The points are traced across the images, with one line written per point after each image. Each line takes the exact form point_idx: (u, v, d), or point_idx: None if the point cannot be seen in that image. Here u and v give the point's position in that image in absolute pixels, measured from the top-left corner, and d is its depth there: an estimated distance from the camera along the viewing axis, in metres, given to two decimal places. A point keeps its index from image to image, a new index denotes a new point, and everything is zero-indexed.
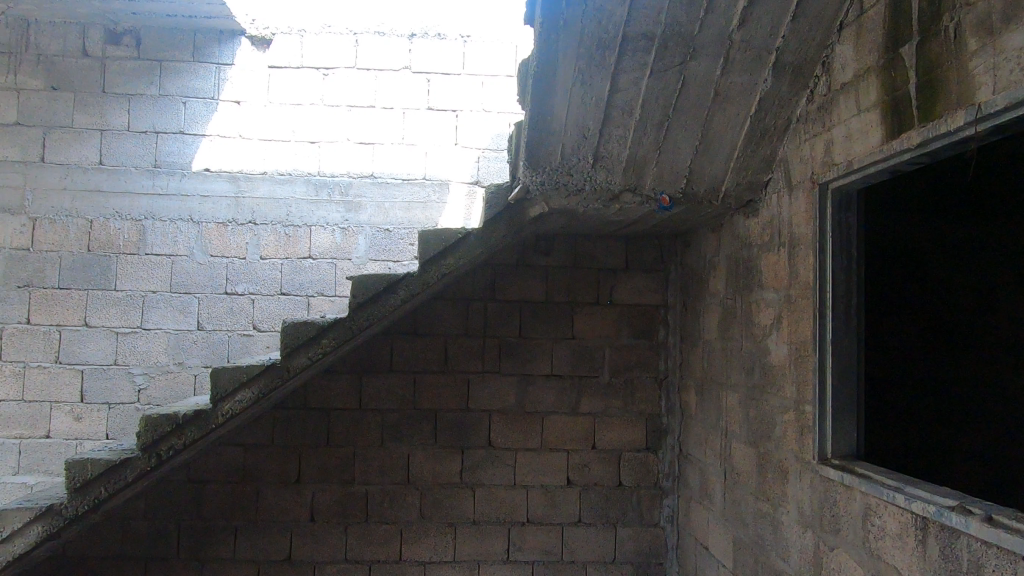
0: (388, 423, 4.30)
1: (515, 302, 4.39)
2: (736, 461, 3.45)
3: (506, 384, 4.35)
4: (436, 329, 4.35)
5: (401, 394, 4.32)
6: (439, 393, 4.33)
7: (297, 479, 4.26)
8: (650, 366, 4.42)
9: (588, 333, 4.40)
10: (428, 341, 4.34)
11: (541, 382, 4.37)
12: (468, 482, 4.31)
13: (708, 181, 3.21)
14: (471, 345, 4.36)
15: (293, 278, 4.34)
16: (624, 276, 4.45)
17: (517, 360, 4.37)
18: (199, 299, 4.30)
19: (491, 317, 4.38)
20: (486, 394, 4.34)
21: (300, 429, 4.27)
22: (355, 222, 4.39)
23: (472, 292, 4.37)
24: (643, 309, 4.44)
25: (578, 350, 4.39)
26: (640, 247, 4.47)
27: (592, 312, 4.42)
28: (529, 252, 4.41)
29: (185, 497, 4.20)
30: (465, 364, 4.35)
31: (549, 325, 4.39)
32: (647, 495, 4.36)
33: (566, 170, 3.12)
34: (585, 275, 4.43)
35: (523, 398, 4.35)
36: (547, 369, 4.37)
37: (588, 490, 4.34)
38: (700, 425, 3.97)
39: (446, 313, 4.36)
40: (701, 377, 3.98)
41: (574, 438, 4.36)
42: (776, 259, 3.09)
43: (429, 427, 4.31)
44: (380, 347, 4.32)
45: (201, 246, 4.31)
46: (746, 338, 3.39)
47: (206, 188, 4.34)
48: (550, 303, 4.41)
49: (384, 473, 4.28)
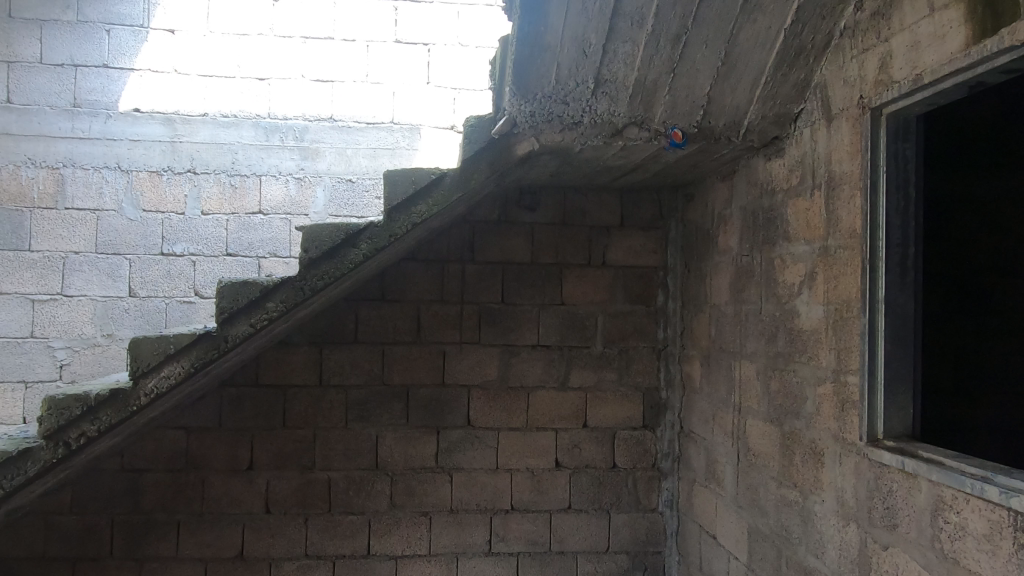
0: (353, 401, 3.79)
1: (497, 263, 3.88)
2: (754, 440, 3.02)
3: (487, 357, 3.86)
4: (406, 295, 3.83)
5: (368, 368, 3.80)
6: (411, 367, 3.82)
7: (249, 466, 3.73)
8: (649, 334, 3.95)
9: (580, 298, 3.92)
10: (399, 308, 3.82)
11: (527, 354, 3.88)
12: (444, 465, 3.83)
13: (728, 113, 2.71)
14: (447, 312, 3.85)
15: (240, 237, 3.76)
16: (620, 233, 3.96)
17: (499, 329, 3.87)
18: (131, 261, 3.71)
19: (469, 281, 3.86)
20: (463, 367, 3.85)
21: (252, 409, 3.74)
22: (312, 172, 3.81)
23: (448, 252, 3.85)
24: (641, 271, 3.96)
25: (567, 318, 3.91)
26: (638, 201, 3.97)
27: (583, 275, 3.93)
28: (512, 207, 3.89)
29: (119, 489, 3.66)
30: (440, 334, 3.84)
31: (535, 289, 3.89)
32: (645, 477, 3.93)
33: (561, 96, 2.60)
34: (575, 233, 3.93)
35: (506, 372, 3.87)
36: (533, 339, 3.88)
37: (580, 474, 3.89)
38: (707, 399, 3.53)
39: (417, 277, 3.83)
40: (708, 345, 3.53)
41: (563, 416, 3.89)
42: (808, 205, 2.62)
43: (400, 405, 3.81)
44: (343, 315, 3.78)
45: (132, 199, 3.71)
46: (768, 299, 2.92)
47: (136, 132, 3.72)
48: (535, 265, 3.90)
49: (349, 457, 3.78)
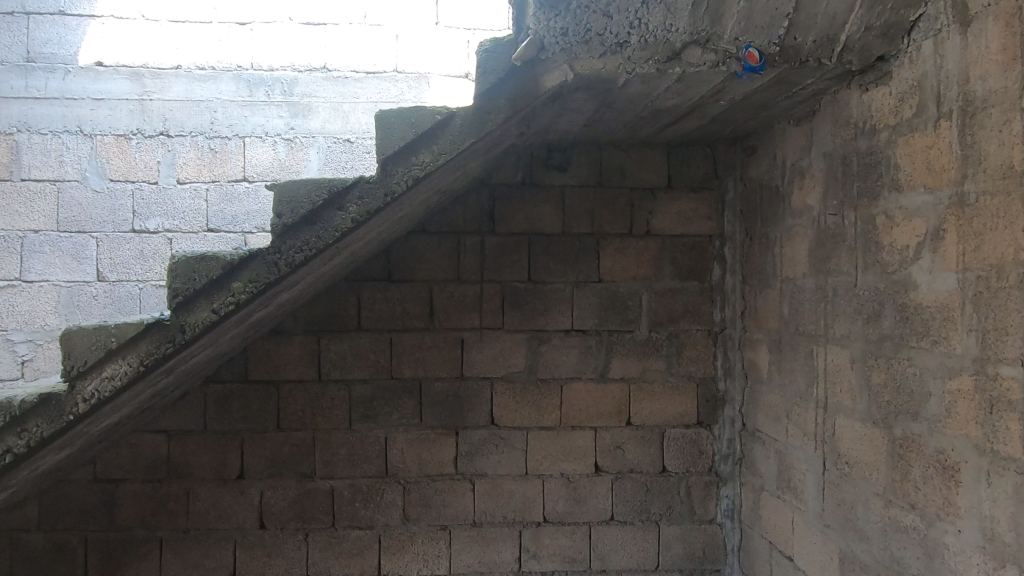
0: (357, 398, 3.26)
1: (521, 235, 3.30)
2: (846, 446, 2.42)
3: (511, 345, 3.29)
4: (416, 273, 3.27)
5: (373, 360, 3.26)
6: (423, 359, 3.27)
7: (239, 475, 3.23)
8: (703, 315, 3.35)
9: (620, 274, 3.32)
10: (408, 289, 3.27)
11: (558, 341, 3.31)
12: (465, 472, 3.29)
13: (819, 27, 2.08)
14: (463, 293, 3.28)
15: (222, 209, 3.23)
16: (667, 196, 3.35)
17: (525, 312, 3.29)
18: (98, 239, 3.20)
19: (488, 256, 3.29)
20: (484, 357, 3.29)
21: (242, 409, 3.23)
22: (303, 133, 3.26)
23: (464, 222, 3.28)
24: (692, 241, 3.35)
25: (605, 298, 3.32)
26: (688, 158, 3.35)
27: (623, 247, 3.33)
28: (539, 168, 3.30)
29: (92, 502, 3.18)
30: (455, 319, 3.28)
31: (567, 264, 3.31)
32: (700, 483, 3.35)
33: (602, 7, 1.97)
34: (614, 197, 3.33)
35: (535, 362, 3.30)
36: (565, 322, 3.31)
37: (623, 480, 3.32)
38: (778, 393, 2.93)
39: (428, 252, 3.27)
40: (780, 327, 2.92)
41: (602, 413, 3.32)
42: (930, 143, 1.99)
43: (412, 402, 3.27)
44: (343, 299, 3.25)
45: (97, 168, 3.19)
46: (867, 268, 2.30)
47: (100, 89, 3.20)
48: (567, 236, 3.31)
49: (355, 464, 3.26)
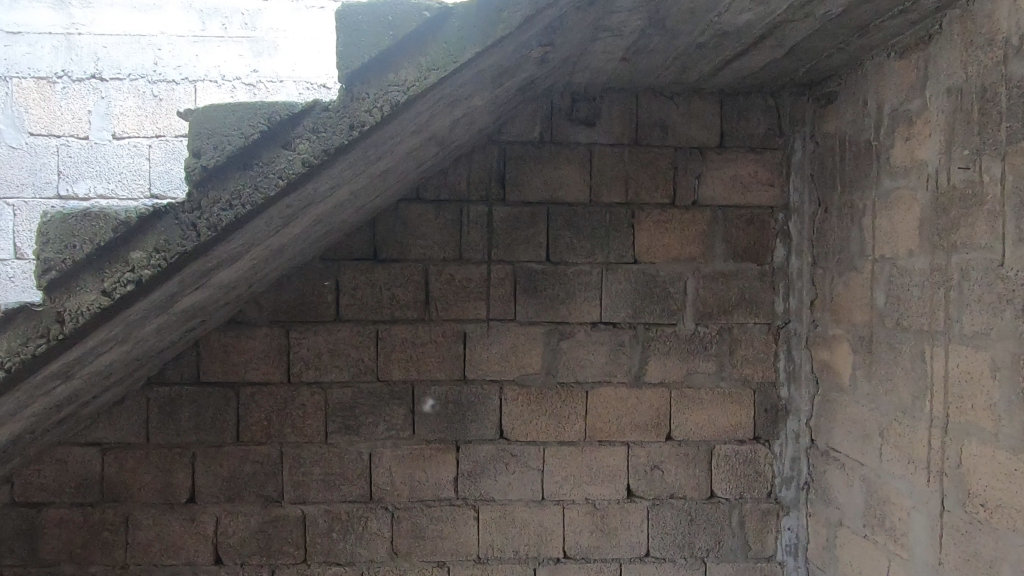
0: (335, 406, 2.64)
1: (538, 204, 2.67)
2: (980, 483, 1.79)
3: (524, 341, 2.67)
4: (407, 251, 2.64)
5: (354, 357, 2.64)
6: (416, 357, 2.65)
7: (189, 498, 2.63)
8: (762, 306, 2.71)
9: (659, 254, 2.69)
10: (398, 271, 2.64)
11: (582, 336, 2.68)
12: (467, 496, 2.68)
13: None
14: (466, 275, 2.66)
15: (168, 171, 2.62)
16: (719, 158, 2.71)
17: (542, 299, 2.67)
18: (14, 207, 2.59)
19: (497, 230, 2.66)
20: (491, 356, 2.67)
21: (193, 418, 2.61)
22: (268, 77, 2.64)
23: (468, 188, 2.65)
24: (750, 213, 2.71)
25: (641, 284, 2.68)
26: (746, 110, 2.70)
27: (665, 220, 2.69)
28: (561, 120, 2.66)
29: (9, 531, 2.58)
30: (456, 308, 2.65)
31: (595, 242, 2.67)
32: (756, 513, 2.71)
33: None
34: (653, 158, 2.68)
35: (555, 362, 2.68)
36: (590, 313, 2.68)
37: (662, 508, 2.70)
38: (866, 405, 2.30)
39: (424, 225, 2.64)
40: (870, 321, 2.29)
41: (637, 425, 2.69)
42: None
43: (402, 410, 2.66)
44: (318, 282, 2.63)
45: (12, 118, 2.57)
46: (1020, 241, 1.66)
47: (16, 21, 2.56)
48: (595, 207, 2.68)
49: (332, 486, 2.65)
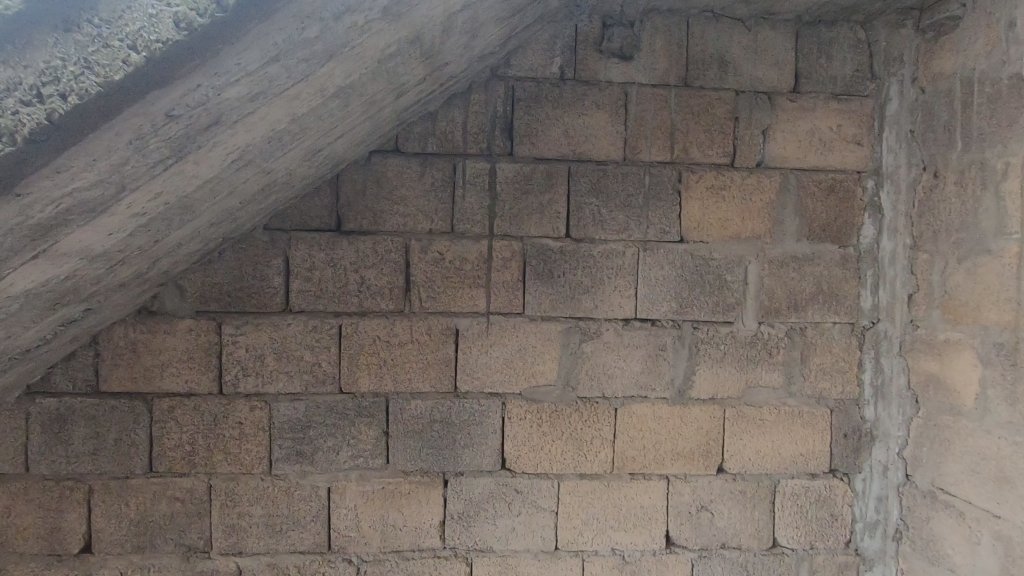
0: (283, 426, 1.99)
1: (556, 162, 2.02)
2: None
3: (534, 343, 2.03)
4: (381, 220, 1.99)
5: (309, 361, 1.99)
6: (392, 362, 2.00)
7: (84, 548, 1.96)
8: (844, 300, 2.08)
9: (713, 231, 2.06)
10: (369, 247, 1.99)
11: (611, 337, 2.04)
12: (457, 545, 2.04)
13: None
14: (459, 255, 2.01)
15: None
16: (793, 106, 2.07)
17: (559, 288, 2.02)
18: None
19: (500, 196, 2.01)
20: (491, 362, 2.02)
21: (89, 439, 1.94)
22: None
23: (464, 138, 2.00)
24: (830, 179, 2.08)
25: (688, 271, 2.05)
26: (829, 45, 2.07)
27: (720, 187, 2.06)
28: (588, 51, 2.01)
29: None
30: (446, 299, 2.01)
31: (629, 213, 2.03)
32: (831, 568, 2.10)
33: None
34: (707, 105, 2.05)
35: (574, 370, 2.04)
36: (622, 307, 2.04)
37: (710, 561, 2.08)
38: (1005, 437, 1.69)
39: (404, 186, 1.99)
40: (1016, 323, 1.67)
41: (680, 454, 2.06)
42: None
43: (372, 432, 2.01)
44: (261, 260, 1.97)
45: None
46: None
47: None
48: (630, 167, 2.04)
49: (277, 532, 2.00)
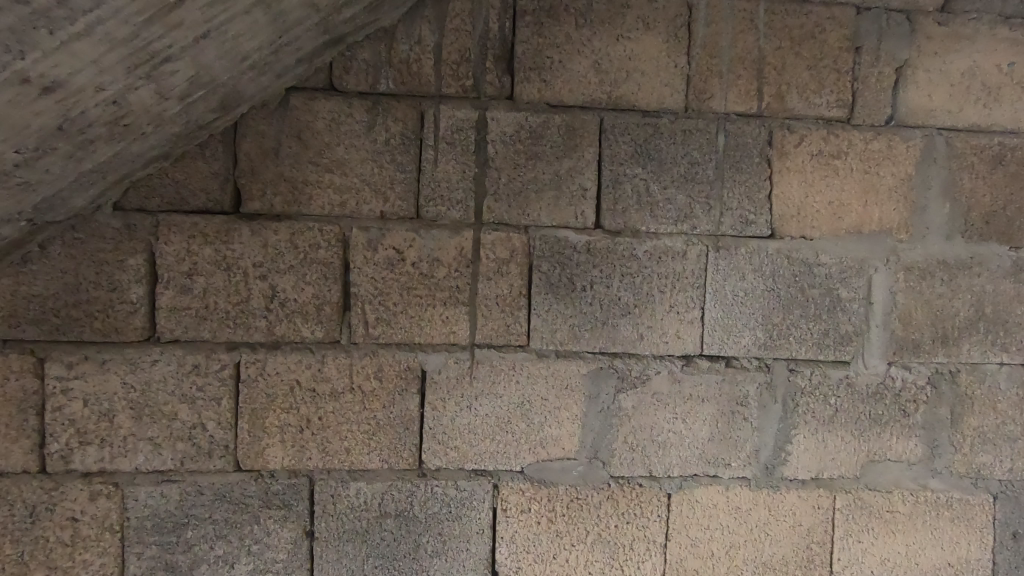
0: (144, 523, 1.25)
1: (581, 111, 1.30)
2: None
3: (542, 394, 1.30)
4: (305, 198, 1.26)
5: (186, 421, 1.25)
6: (318, 423, 1.27)
7: None
8: (1016, 331, 1.37)
9: (819, 222, 1.34)
10: (284, 240, 1.25)
11: (662, 385, 1.31)
12: None
13: None
14: (428, 256, 1.28)
15: None
16: (943, 33, 1.35)
17: (583, 307, 1.30)
18: None
19: (494, 162, 1.28)
20: (476, 423, 1.29)
21: None
22: None
23: (437, 71, 1.27)
24: (996, 146, 1.36)
25: (782, 283, 1.33)
26: None
27: (830, 156, 1.34)
28: None
29: None
30: (406, 324, 1.28)
31: (693, 193, 1.31)
32: None
33: None
34: (815, 26, 1.32)
35: (606, 436, 1.31)
36: (680, 338, 1.31)
37: None
38: None
39: (342, 146, 1.26)
40: None
41: (767, 565, 1.34)
42: None
43: (287, 534, 1.27)
44: (110, 259, 1.23)
45: None
46: None
47: None
48: (695, 121, 1.32)
49: None
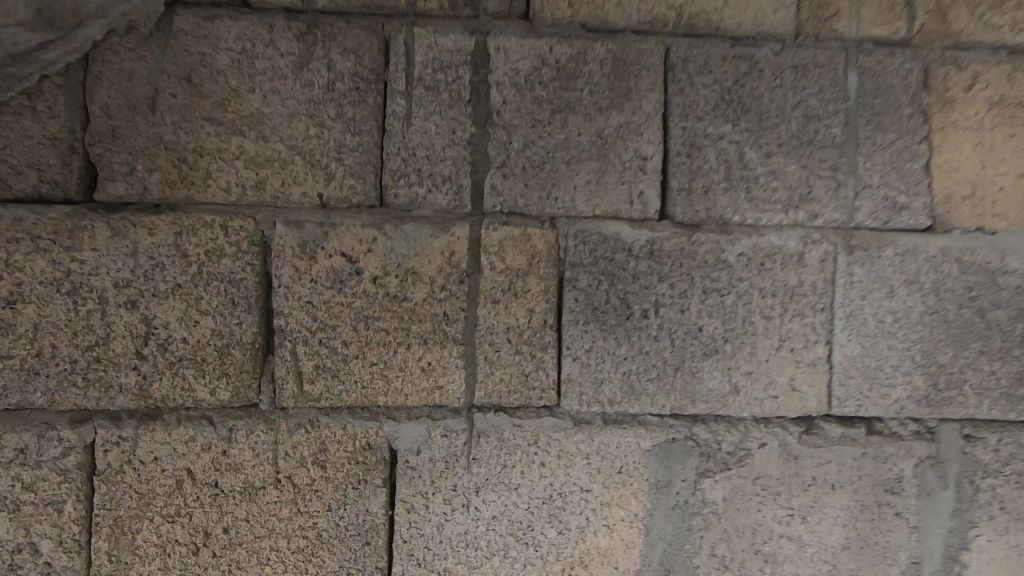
0: None
1: (636, 37, 0.83)
2: None
3: (580, 485, 0.82)
4: (200, 179, 0.79)
5: (7, 542, 0.77)
6: (225, 539, 0.79)
7: None
8: None
9: (1004, 207, 0.86)
10: (165, 243, 0.78)
11: (770, 466, 0.84)
12: None
13: None
14: (398, 267, 0.80)
15: None
16: None
17: (643, 345, 0.82)
18: None
19: (501, 117, 0.81)
20: (477, 531, 0.82)
21: None
22: None
23: None
24: None
25: (951, 302, 0.85)
26: None
27: (1018, 104, 0.87)
28: None
29: None
30: (363, 377, 0.80)
31: (811, 163, 0.85)
32: None
33: None
34: None
35: (681, 549, 0.84)
36: (795, 392, 0.84)
37: None
38: None
39: (258, 93, 0.79)
40: None
41: None
42: None
43: None
44: None
45: None
46: None
47: None
48: (812, 52, 0.85)
49: None
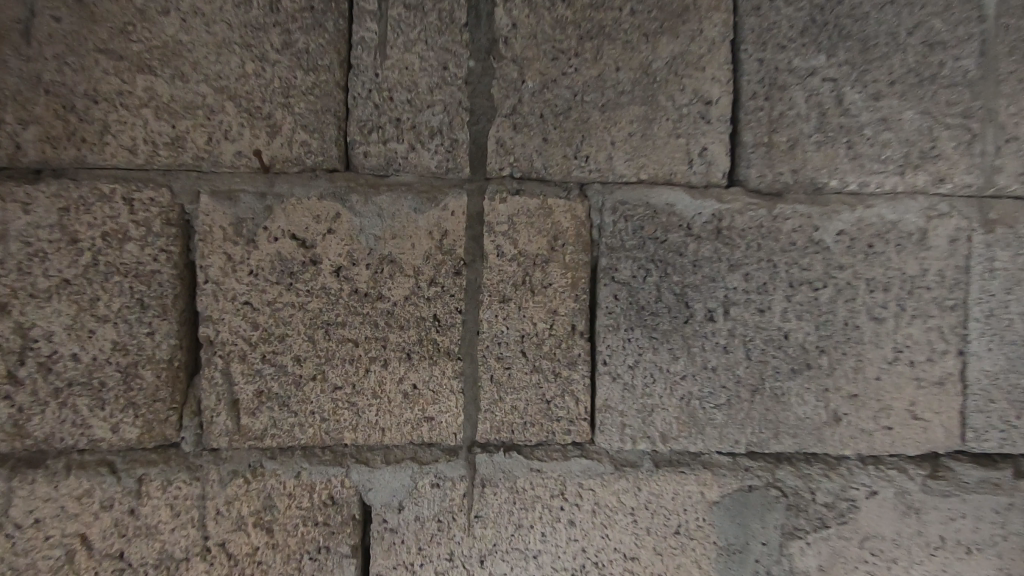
0: None
1: None
2: None
3: (622, 552, 0.60)
4: (95, 135, 0.57)
5: None
6: None
7: None
8: None
9: None
10: (44, 223, 0.56)
11: (882, 525, 0.61)
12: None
13: None
14: (369, 254, 0.58)
15: None
16: None
17: (708, 359, 0.60)
18: None
19: (510, 47, 0.59)
20: None
21: None
22: None
23: None
24: None
25: None
26: None
27: None
28: None
29: None
30: (323, 406, 0.58)
31: (936, 108, 0.61)
32: None
33: None
34: None
35: None
36: (917, 422, 0.61)
37: None
38: None
39: (174, 14, 0.57)
40: None
41: None
42: None
43: None
44: None
45: None
46: None
47: None
48: None
49: None
